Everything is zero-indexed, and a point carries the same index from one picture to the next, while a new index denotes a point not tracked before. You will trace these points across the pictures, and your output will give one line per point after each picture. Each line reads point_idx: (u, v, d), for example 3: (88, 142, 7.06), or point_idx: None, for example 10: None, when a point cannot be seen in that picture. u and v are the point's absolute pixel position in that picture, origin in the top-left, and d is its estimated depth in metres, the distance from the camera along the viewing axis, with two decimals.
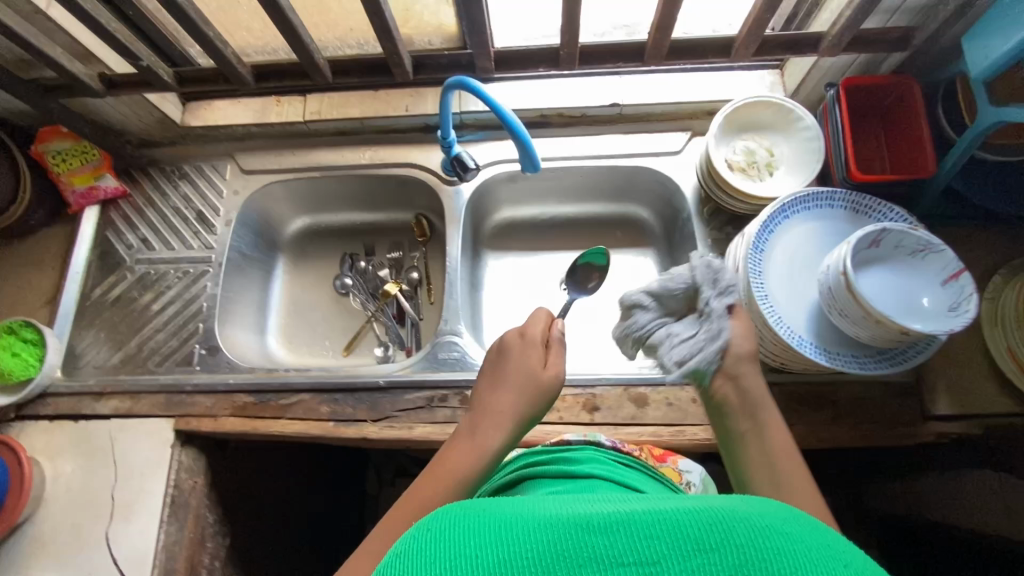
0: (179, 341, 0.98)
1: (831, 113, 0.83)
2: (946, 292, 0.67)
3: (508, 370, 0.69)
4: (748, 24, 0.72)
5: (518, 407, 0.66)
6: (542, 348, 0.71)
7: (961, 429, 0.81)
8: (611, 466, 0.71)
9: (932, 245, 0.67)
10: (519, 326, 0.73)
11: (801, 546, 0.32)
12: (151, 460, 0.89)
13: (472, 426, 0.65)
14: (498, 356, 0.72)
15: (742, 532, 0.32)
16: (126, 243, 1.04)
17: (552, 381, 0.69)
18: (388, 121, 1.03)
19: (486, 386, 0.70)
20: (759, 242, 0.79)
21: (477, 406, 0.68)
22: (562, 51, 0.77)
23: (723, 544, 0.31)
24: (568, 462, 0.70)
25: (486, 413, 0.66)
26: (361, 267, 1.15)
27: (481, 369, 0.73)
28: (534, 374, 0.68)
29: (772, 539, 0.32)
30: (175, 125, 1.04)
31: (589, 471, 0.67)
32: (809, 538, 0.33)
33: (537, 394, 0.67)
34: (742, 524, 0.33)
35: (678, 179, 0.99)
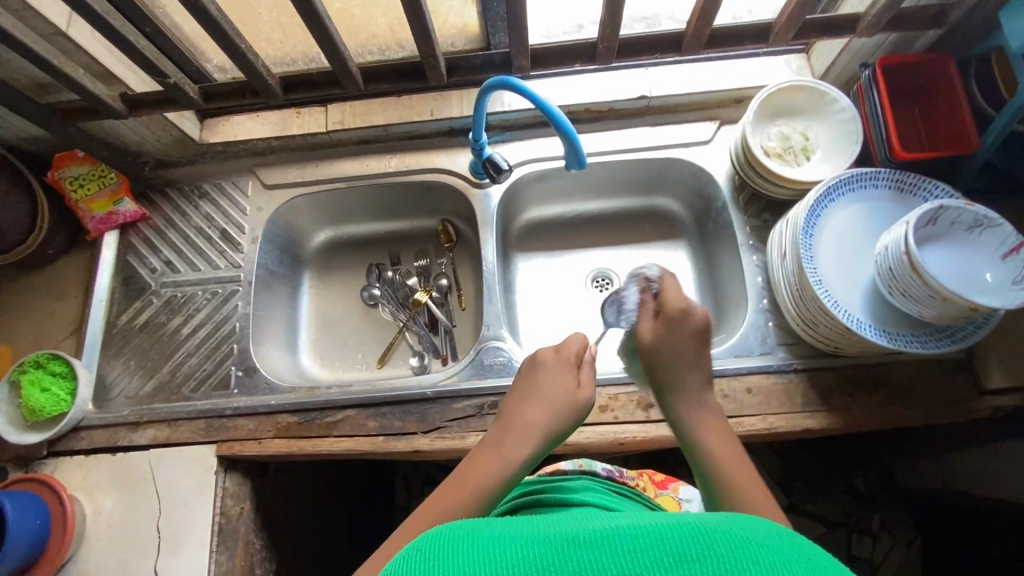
0: (214, 364, 0.95)
1: (867, 93, 0.83)
2: (1008, 265, 0.67)
3: (537, 383, 0.67)
4: (788, 9, 0.72)
5: (548, 423, 0.64)
6: (575, 368, 0.70)
7: (1017, 401, 0.81)
8: (605, 495, 0.70)
9: (990, 219, 0.67)
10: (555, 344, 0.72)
11: (769, 550, 0.34)
12: (196, 489, 0.86)
13: (498, 438, 0.63)
14: (531, 369, 0.70)
15: (715, 542, 0.35)
16: (149, 266, 1.01)
17: (582, 403, 0.67)
18: (413, 127, 1.01)
19: (515, 398, 0.67)
20: (808, 227, 0.79)
21: (506, 416, 0.65)
22: (601, 45, 0.76)
23: (700, 553, 0.34)
24: (565, 489, 0.70)
25: (515, 423, 0.64)
26: (389, 277, 1.13)
27: (514, 380, 0.71)
28: (568, 392, 0.66)
29: (749, 550, 0.34)
30: (193, 143, 1.01)
31: (582, 499, 0.67)
32: (778, 544, 0.35)
33: (568, 411, 0.65)
34: (720, 536, 0.35)
35: (710, 168, 0.98)
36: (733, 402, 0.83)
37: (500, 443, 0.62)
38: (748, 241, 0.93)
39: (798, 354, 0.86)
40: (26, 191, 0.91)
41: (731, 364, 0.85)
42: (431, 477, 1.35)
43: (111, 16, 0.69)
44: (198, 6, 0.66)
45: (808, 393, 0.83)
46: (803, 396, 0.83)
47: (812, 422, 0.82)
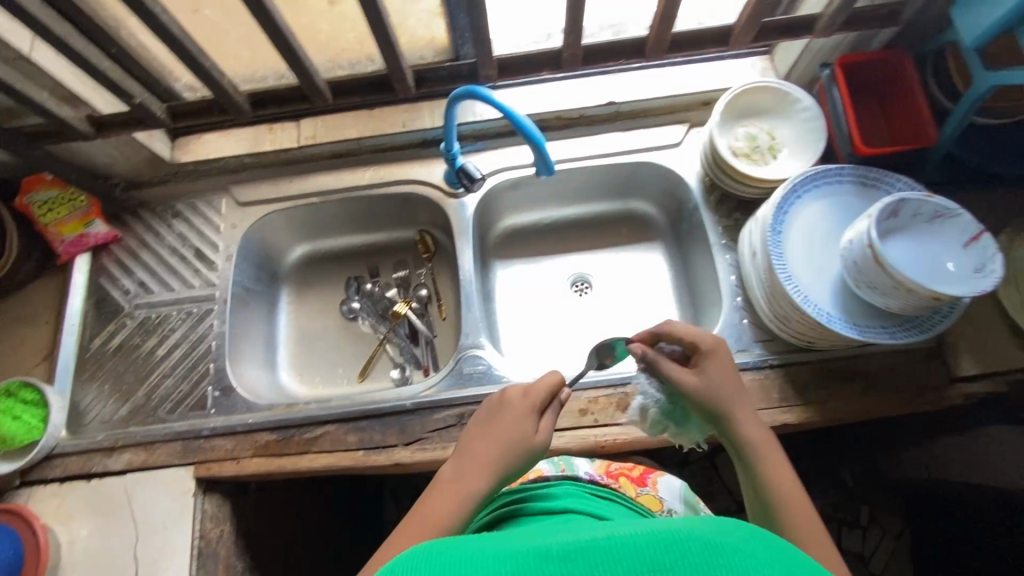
0: (190, 385, 0.94)
1: (829, 92, 0.85)
2: (968, 252, 0.68)
3: (498, 425, 0.67)
4: (747, 12, 0.73)
5: (504, 465, 0.64)
6: (537, 412, 0.69)
7: (988, 388, 0.82)
8: (588, 499, 0.69)
9: (950, 209, 0.68)
10: (523, 385, 0.71)
11: (743, 553, 0.34)
12: (174, 513, 0.85)
13: (457, 474, 0.63)
14: (495, 405, 0.69)
15: (688, 547, 0.35)
16: (122, 288, 1.00)
17: (539, 446, 0.67)
18: (386, 139, 1.02)
19: (476, 433, 0.67)
20: (776, 224, 0.80)
21: (464, 450, 0.66)
22: (565, 53, 0.77)
23: (673, 563, 0.34)
24: (546, 495, 0.69)
25: (473, 461, 0.64)
26: (368, 290, 1.12)
27: (478, 411, 0.71)
28: (526, 435, 0.66)
29: (724, 554, 0.34)
30: (164, 162, 1.01)
31: (565, 507, 0.66)
32: (750, 546, 0.35)
33: (524, 454, 0.65)
34: (695, 541, 0.35)
35: (681, 171, 0.99)
36: None
37: (453, 481, 0.63)
38: (721, 241, 0.94)
39: (774, 349, 0.87)
40: None
41: None
42: (420, 488, 1.34)
43: (72, 38, 0.69)
44: (160, 26, 0.66)
45: (784, 388, 0.84)
46: (780, 390, 0.84)
47: (789, 416, 0.82)
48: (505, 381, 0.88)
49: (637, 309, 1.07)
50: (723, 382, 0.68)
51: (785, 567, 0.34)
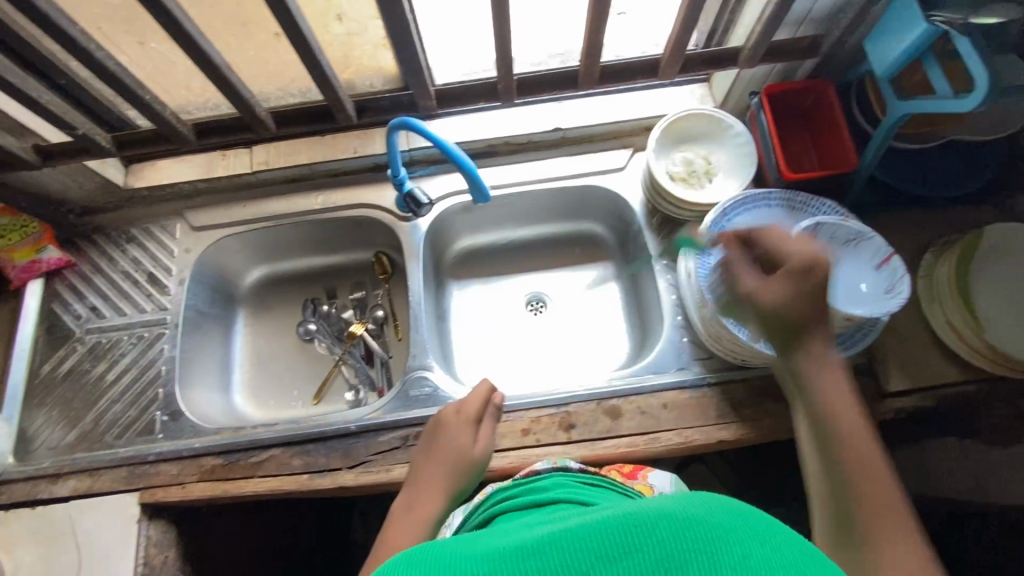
0: (139, 410, 0.94)
1: (758, 119, 0.89)
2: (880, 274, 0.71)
3: (443, 444, 0.76)
4: (670, 46, 0.77)
5: (451, 480, 0.74)
6: (475, 424, 0.79)
7: (918, 403, 0.85)
8: (577, 488, 0.69)
9: (862, 233, 0.71)
10: (457, 404, 0.82)
11: (711, 526, 0.40)
12: (118, 539, 0.85)
13: (411, 500, 0.72)
14: (435, 429, 0.80)
15: (667, 524, 0.40)
16: (74, 313, 1.00)
17: (481, 455, 0.77)
18: (338, 165, 1.04)
19: (422, 457, 0.77)
20: (707, 246, 0.83)
21: (415, 478, 0.75)
22: (499, 85, 0.80)
23: (644, 542, 0.39)
24: (534, 491, 0.69)
25: (422, 484, 0.74)
26: (324, 311, 1.13)
27: (421, 440, 0.80)
28: (466, 450, 0.76)
29: (690, 530, 0.39)
30: (118, 188, 1.03)
31: (553, 496, 0.66)
32: (717, 517, 0.41)
33: (468, 467, 0.75)
34: (663, 521, 0.40)
35: (625, 194, 1.02)
36: (651, 418, 0.86)
37: (414, 504, 0.72)
38: (662, 262, 0.97)
39: (711, 367, 0.89)
40: None
41: (648, 382, 0.88)
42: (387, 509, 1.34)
43: (13, 74, 0.71)
44: (97, 64, 0.68)
45: (722, 405, 0.86)
46: (717, 408, 0.86)
47: (726, 433, 0.84)
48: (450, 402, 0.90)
49: (588, 329, 1.09)
50: (797, 304, 0.63)
51: (750, 535, 0.40)
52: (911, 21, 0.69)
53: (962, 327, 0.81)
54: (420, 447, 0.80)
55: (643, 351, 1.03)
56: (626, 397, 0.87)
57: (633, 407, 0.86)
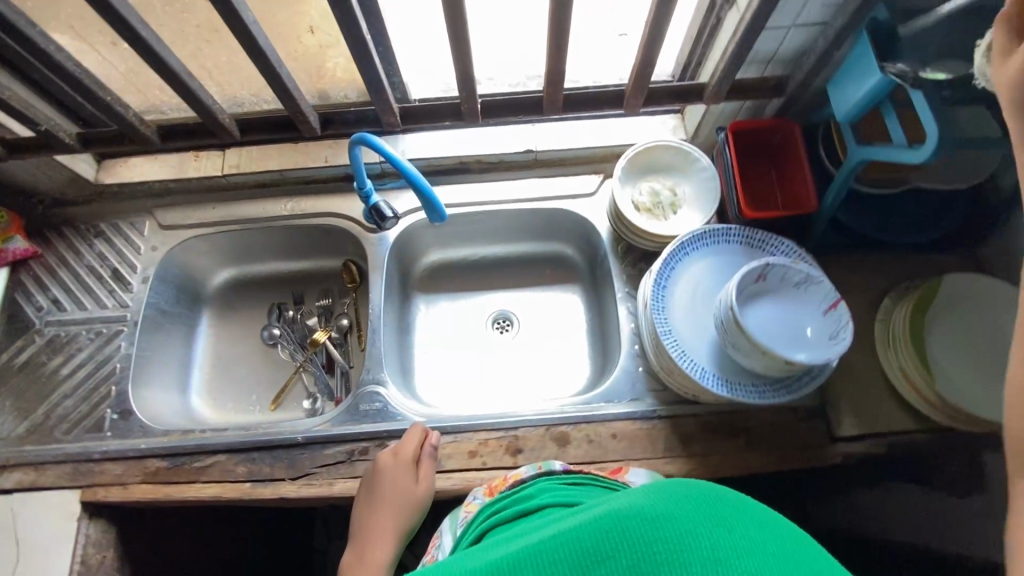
0: (90, 406, 0.94)
1: (723, 154, 0.89)
2: (823, 319, 0.71)
3: (383, 490, 0.79)
4: (633, 77, 0.78)
5: (399, 522, 0.78)
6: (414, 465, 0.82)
7: (867, 449, 0.84)
8: (560, 490, 0.69)
9: (810, 276, 0.71)
10: (394, 447, 0.84)
11: (675, 521, 0.38)
12: (56, 536, 0.84)
13: (361, 552, 0.75)
14: (374, 474, 0.81)
15: (630, 529, 0.37)
16: (35, 305, 1.01)
17: (424, 493, 0.80)
18: (309, 172, 1.05)
19: (366, 502, 0.79)
20: (663, 277, 0.83)
21: (364, 528, 0.77)
22: (463, 106, 0.81)
23: (613, 550, 0.37)
24: (521, 500, 0.69)
25: (371, 534, 0.77)
26: (289, 317, 1.13)
27: (360, 484, 0.82)
28: (409, 491, 0.79)
29: (662, 528, 0.37)
30: (88, 183, 1.03)
31: (538, 504, 0.66)
32: (689, 510, 0.39)
33: (414, 506, 0.79)
34: (636, 520, 0.38)
35: (592, 219, 1.02)
36: (599, 447, 0.85)
37: (365, 554, 0.75)
38: (623, 289, 0.97)
39: (663, 400, 0.89)
40: None
41: (599, 411, 0.88)
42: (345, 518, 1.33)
43: None
44: (55, 64, 0.69)
45: (670, 439, 0.86)
46: (665, 441, 0.85)
47: (672, 468, 0.84)
48: (400, 418, 0.89)
49: (550, 351, 1.09)
50: None
51: (737, 527, 0.38)
52: (867, 68, 0.69)
53: (911, 374, 0.81)
54: (360, 492, 0.81)
55: (602, 377, 1.03)
56: (575, 424, 0.87)
57: (581, 435, 0.86)
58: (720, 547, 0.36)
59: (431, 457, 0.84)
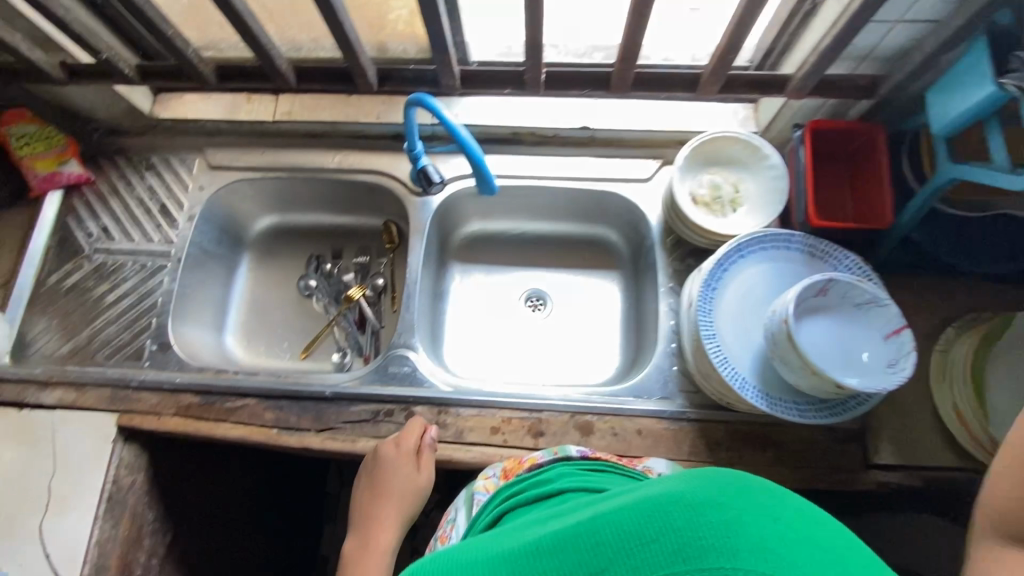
0: (131, 335, 0.96)
1: (796, 154, 0.83)
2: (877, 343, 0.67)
3: (384, 479, 0.81)
4: (713, 61, 0.72)
5: (401, 510, 0.82)
6: (415, 454, 0.82)
7: (902, 480, 0.81)
8: (581, 476, 0.69)
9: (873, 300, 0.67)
10: (395, 436, 0.84)
11: (718, 506, 0.35)
12: (92, 455, 0.88)
13: (365, 539, 0.81)
14: (375, 463, 0.83)
15: (669, 517, 0.35)
16: (86, 231, 1.03)
17: (425, 483, 0.83)
18: (360, 127, 1.03)
19: (369, 492, 0.83)
20: (713, 279, 0.79)
21: (369, 514, 0.82)
22: (527, 75, 0.76)
23: (655, 534, 0.35)
24: (539, 483, 0.69)
25: (375, 521, 0.82)
26: (327, 270, 1.14)
27: (359, 468, 0.84)
28: (411, 482, 0.81)
29: (705, 514, 0.34)
30: (143, 116, 1.03)
31: (561, 487, 0.66)
32: (733, 498, 0.36)
33: (416, 495, 0.82)
34: (677, 507, 0.36)
35: (644, 207, 0.98)
36: (622, 441, 0.84)
37: (369, 540, 0.81)
38: (667, 284, 0.93)
39: (694, 403, 0.86)
40: None
41: (627, 405, 0.86)
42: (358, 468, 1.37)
43: None
44: None
45: (696, 443, 0.84)
46: (691, 445, 0.83)
47: None
48: (427, 385, 0.89)
49: (582, 336, 1.07)
50: None
51: (788, 524, 0.34)
52: (981, 78, 0.62)
53: (966, 412, 0.77)
54: (364, 472, 0.85)
55: (632, 370, 1.01)
56: (601, 415, 0.86)
57: (606, 426, 0.85)
58: (768, 536, 0.33)
59: (433, 447, 0.83)
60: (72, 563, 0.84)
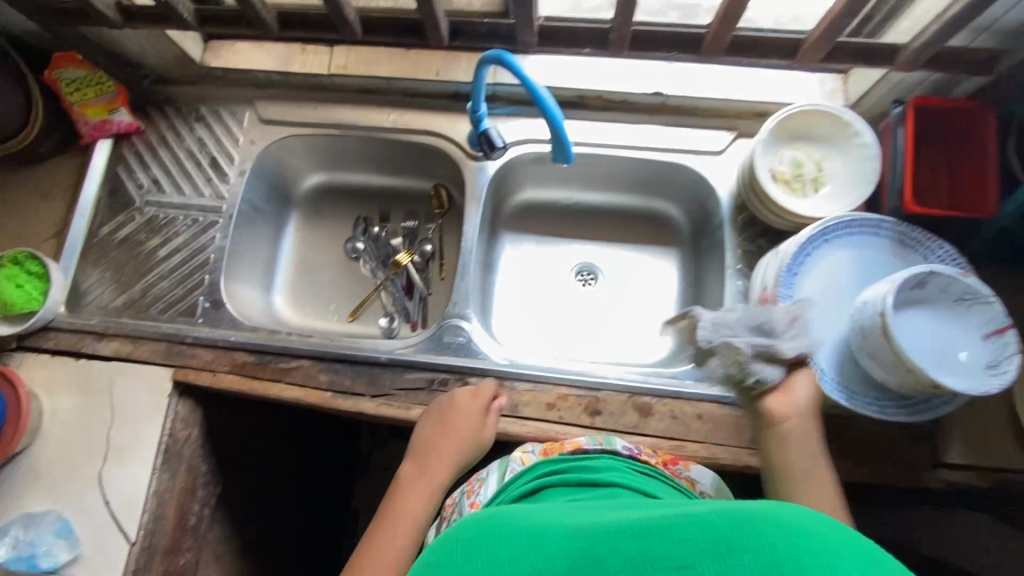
0: (184, 291, 0.96)
1: (894, 133, 0.77)
2: (800, 380, 0.70)
3: (450, 425, 0.80)
4: (822, 27, 0.66)
5: (457, 458, 0.80)
6: (484, 412, 0.81)
7: (971, 479, 0.79)
8: (630, 475, 0.64)
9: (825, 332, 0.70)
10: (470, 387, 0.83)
11: (813, 535, 0.33)
12: (147, 407, 0.89)
13: (417, 474, 0.79)
14: (446, 406, 0.81)
15: (767, 535, 0.34)
16: (136, 181, 1.01)
17: (486, 442, 0.80)
18: (417, 84, 0.98)
19: (431, 432, 0.81)
20: (795, 264, 0.75)
21: (425, 452, 0.80)
22: (612, 34, 0.70)
23: (745, 545, 0.34)
24: (584, 469, 0.64)
25: (429, 460, 0.79)
26: (374, 233, 1.12)
27: (428, 408, 0.83)
28: (476, 434, 0.79)
29: (799, 537, 0.33)
30: (193, 64, 0.99)
31: (606, 479, 0.62)
32: (830, 531, 0.34)
33: (474, 449, 0.80)
34: (772, 524, 0.35)
35: (714, 182, 0.94)
36: (681, 425, 0.82)
37: (420, 477, 0.78)
38: (735, 265, 0.89)
39: None
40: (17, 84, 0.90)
41: (688, 388, 0.84)
42: (393, 430, 1.38)
43: None
44: None
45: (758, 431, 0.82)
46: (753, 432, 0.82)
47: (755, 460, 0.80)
48: (481, 356, 0.88)
49: (635, 313, 1.04)
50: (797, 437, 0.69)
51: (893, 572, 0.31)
52: None
53: None
54: (425, 416, 0.82)
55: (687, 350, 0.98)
56: (661, 398, 0.84)
57: (665, 409, 0.83)
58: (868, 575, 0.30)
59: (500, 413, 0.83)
60: (131, 512, 0.85)
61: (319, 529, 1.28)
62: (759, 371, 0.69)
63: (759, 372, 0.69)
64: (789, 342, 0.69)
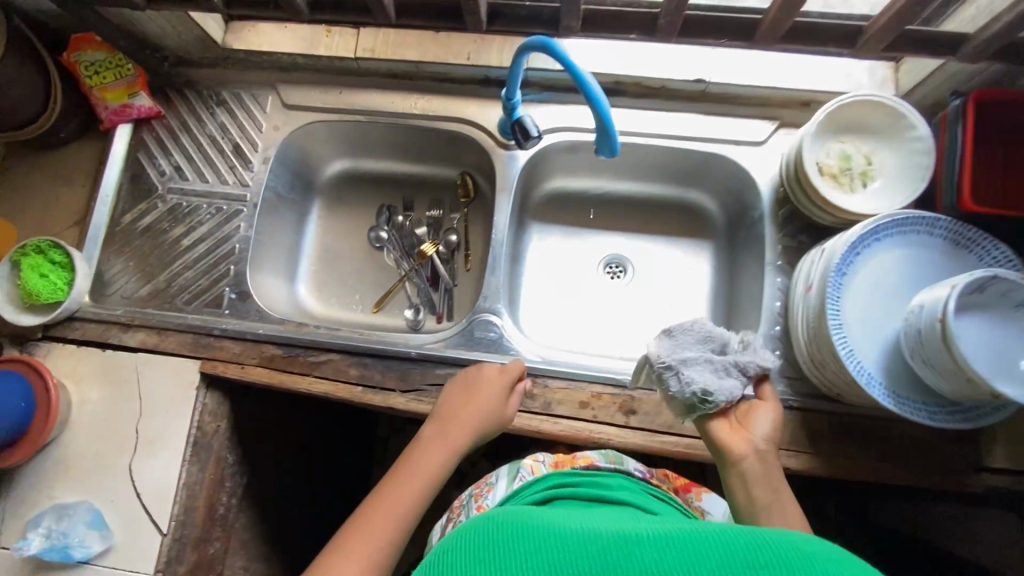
0: (209, 282, 0.94)
1: (952, 127, 0.74)
2: (760, 416, 0.69)
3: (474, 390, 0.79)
4: (888, 15, 0.62)
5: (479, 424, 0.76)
6: (509, 389, 0.80)
7: (1013, 485, 0.77)
8: (643, 495, 0.65)
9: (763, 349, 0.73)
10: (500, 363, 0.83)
11: (832, 563, 0.34)
12: (176, 399, 0.88)
13: (435, 436, 0.76)
14: (473, 376, 0.80)
15: (784, 553, 0.35)
16: (158, 168, 0.99)
17: (507, 417, 0.78)
18: (446, 69, 0.94)
19: (455, 399, 0.78)
20: (844, 264, 0.72)
21: (445, 416, 0.77)
22: (662, 20, 0.67)
23: (768, 563, 0.34)
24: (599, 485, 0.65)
25: (448, 425, 0.76)
26: (398, 222, 1.09)
27: (456, 378, 0.82)
28: (500, 405, 0.77)
29: (821, 567, 0.34)
30: (215, 46, 0.96)
31: (619, 498, 0.62)
32: (838, 559, 0.35)
33: (496, 420, 0.77)
34: (793, 552, 0.35)
35: (754, 174, 0.90)
36: None
37: (438, 440, 0.75)
38: (776, 262, 0.87)
39: (797, 390, 0.82)
40: (36, 68, 0.88)
41: None
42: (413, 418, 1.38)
43: None
44: None
45: (796, 432, 0.80)
46: (791, 433, 0.80)
47: (793, 462, 0.79)
48: (514, 353, 0.87)
49: (667, 307, 1.01)
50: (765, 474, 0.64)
51: None
52: None
53: None
54: (452, 385, 0.81)
55: None
56: None
57: None
58: None
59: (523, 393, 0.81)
60: (162, 503, 0.85)
61: (341, 516, 1.29)
62: (708, 383, 0.69)
63: (707, 383, 0.68)
64: (730, 355, 0.71)
